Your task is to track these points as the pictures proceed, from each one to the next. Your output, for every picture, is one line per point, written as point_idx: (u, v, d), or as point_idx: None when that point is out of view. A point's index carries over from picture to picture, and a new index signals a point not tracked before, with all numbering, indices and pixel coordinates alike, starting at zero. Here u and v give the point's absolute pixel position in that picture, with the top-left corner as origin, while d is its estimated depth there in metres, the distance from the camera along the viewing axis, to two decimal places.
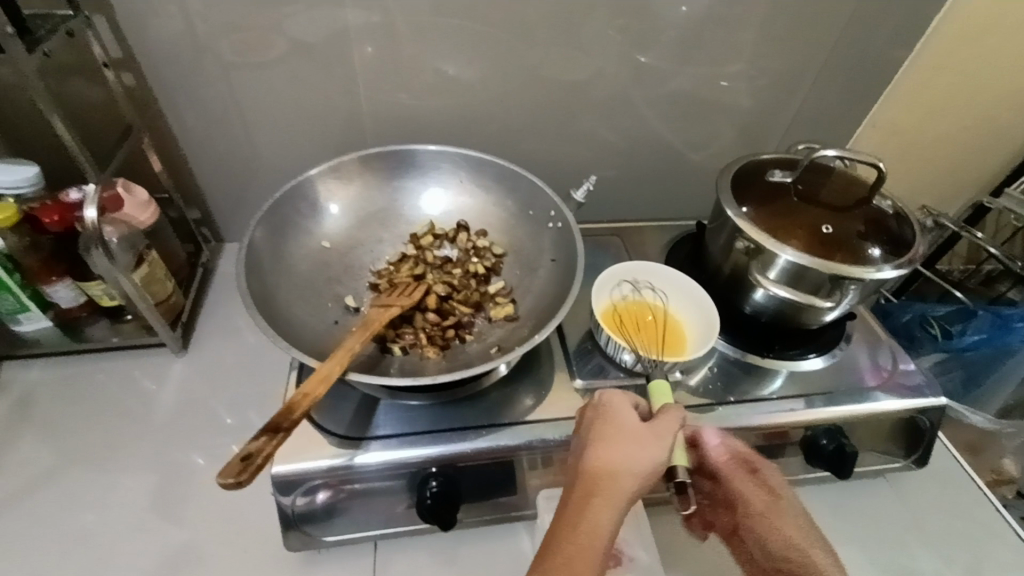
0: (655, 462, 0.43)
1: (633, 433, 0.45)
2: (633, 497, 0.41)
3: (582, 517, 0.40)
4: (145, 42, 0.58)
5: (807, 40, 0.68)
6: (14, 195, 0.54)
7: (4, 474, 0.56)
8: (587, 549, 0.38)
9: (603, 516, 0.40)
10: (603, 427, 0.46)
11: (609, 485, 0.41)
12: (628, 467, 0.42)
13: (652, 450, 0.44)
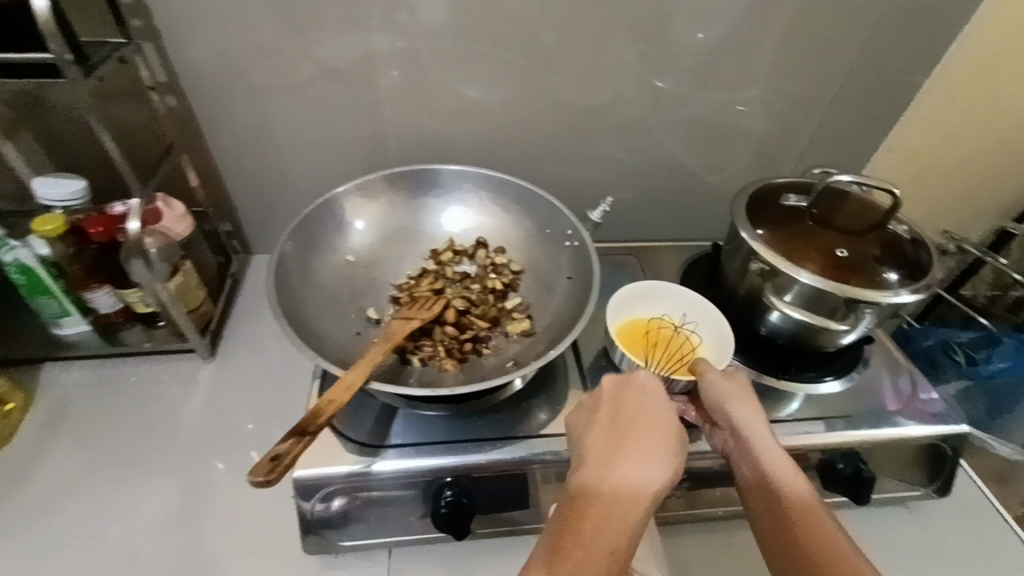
0: (672, 465, 0.42)
1: (648, 427, 0.45)
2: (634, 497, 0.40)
3: (594, 518, 0.39)
4: (191, 66, 0.61)
5: (824, 67, 0.69)
6: (63, 207, 0.57)
7: (40, 472, 0.58)
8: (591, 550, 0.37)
9: (599, 515, 0.39)
10: (617, 417, 0.46)
11: (600, 488, 0.40)
12: (645, 467, 0.42)
13: (636, 453, 0.43)
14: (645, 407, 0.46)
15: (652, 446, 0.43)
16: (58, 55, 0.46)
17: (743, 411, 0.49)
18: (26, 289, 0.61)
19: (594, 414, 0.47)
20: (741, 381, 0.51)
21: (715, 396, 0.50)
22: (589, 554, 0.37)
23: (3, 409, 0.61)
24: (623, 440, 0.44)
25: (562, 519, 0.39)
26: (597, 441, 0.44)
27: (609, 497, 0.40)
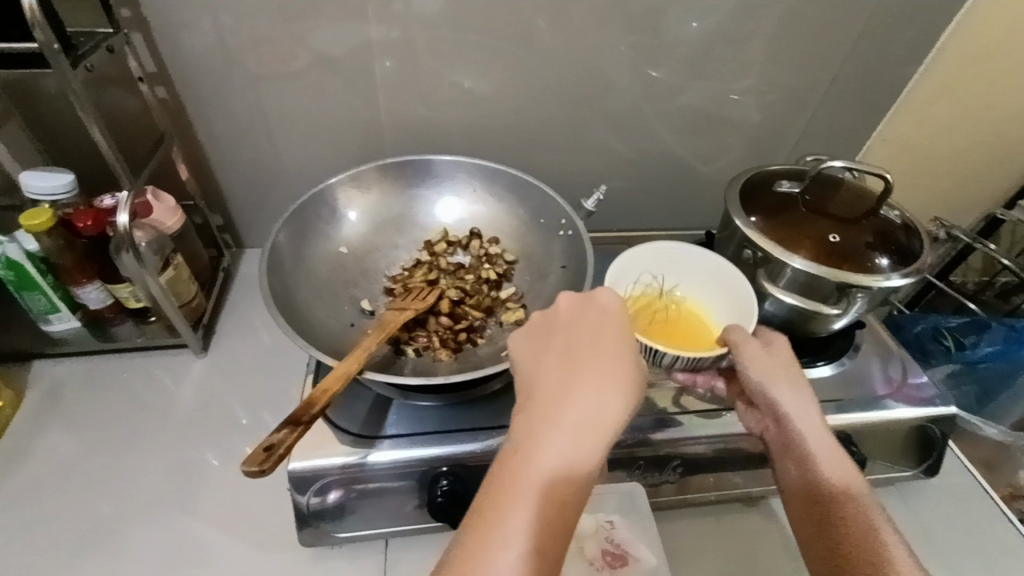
0: (631, 390, 0.38)
1: (606, 351, 0.40)
2: (571, 440, 0.36)
3: (542, 464, 0.35)
4: (179, 56, 0.61)
5: (816, 55, 0.69)
6: (51, 201, 0.57)
7: (32, 466, 0.58)
8: (513, 503, 0.34)
9: (531, 466, 0.35)
10: (572, 342, 0.41)
11: (539, 432, 0.36)
12: (602, 400, 0.37)
13: (590, 388, 0.38)
14: (603, 327, 0.41)
15: (607, 372, 0.39)
16: (43, 44, 0.45)
17: (786, 391, 0.49)
18: (15, 285, 0.60)
19: (548, 340, 0.42)
20: (781, 358, 0.50)
21: (757, 375, 0.49)
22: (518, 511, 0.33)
23: None
24: (576, 369, 0.39)
25: (508, 466, 0.35)
26: (549, 370, 0.40)
27: (560, 437, 0.36)
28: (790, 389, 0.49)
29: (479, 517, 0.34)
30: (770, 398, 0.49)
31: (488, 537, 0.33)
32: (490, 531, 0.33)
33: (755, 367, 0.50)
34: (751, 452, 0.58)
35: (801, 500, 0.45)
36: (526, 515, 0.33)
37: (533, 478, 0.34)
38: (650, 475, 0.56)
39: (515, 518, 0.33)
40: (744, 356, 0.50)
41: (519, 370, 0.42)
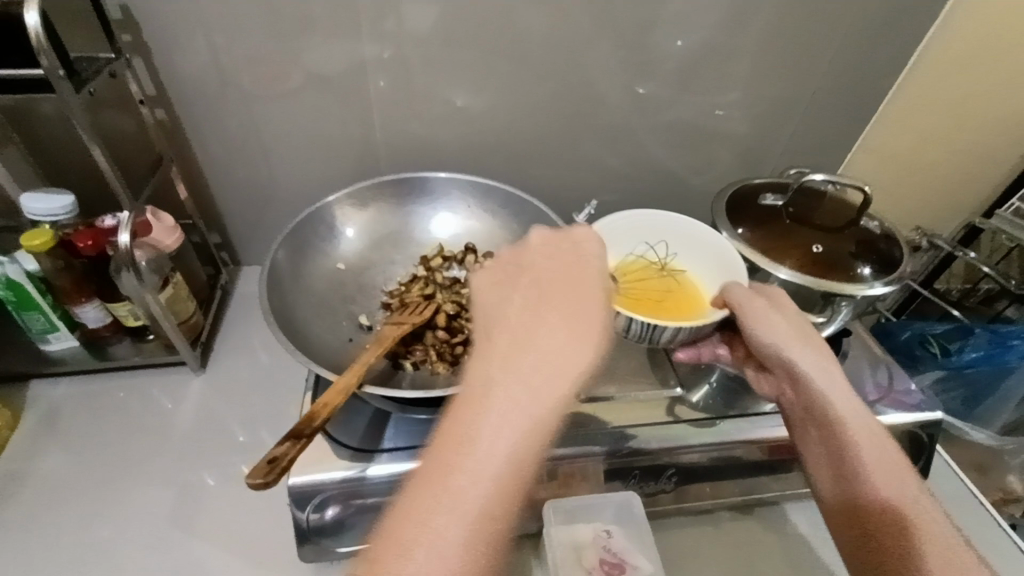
0: (598, 325, 0.40)
1: (575, 290, 0.41)
2: (529, 382, 0.36)
3: (506, 399, 0.35)
4: (180, 78, 0.62)
5: (796, 71, 0.72)
6: (51, 222, 0.58)
7: (27, 489, 0.58)
8: (465, 445, 0.34)
9: (487, 410, 0.35)
10: (541, 277, 0.42)
11: (496, 374, 0.36)
12: (570, 333, 0.39)
13: (554, 333, 0.38)
14: (575, 265, 0.43)
15: (574, 309, 0.40)
16: (49, 70, 0.46)
17: (802, 356, 0.50)
18: (14, 305, 0.61)
19: (513, 283, 0.42)
20: (796, 322, 0.51)
21: (771, 340, 0.50)
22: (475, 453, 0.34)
23: None
24: (544, 305, 0.40)
25: (468, 405, 0.36)
26: (516, 303, 0.41)
27: (520, 377, 0.36)
28: (809, 352, 0.50)
29: (446, 439, 0.34)
30: (789, 361, 0.50)
31: (456, 459, 0.33)
32: (458, 454, 0.34)
33: (764, 328, 0.51)
34: (747, 460, 0.59)
35: (828, 465, 0.48)
36: (496, 440, 0.34)
37: (501, 405, 0.35)
38: (646, 484, 0.57)
39: (483, 439, 0.34)
40: (754, 316, 0.51)
41: (485, 303, 0.42)
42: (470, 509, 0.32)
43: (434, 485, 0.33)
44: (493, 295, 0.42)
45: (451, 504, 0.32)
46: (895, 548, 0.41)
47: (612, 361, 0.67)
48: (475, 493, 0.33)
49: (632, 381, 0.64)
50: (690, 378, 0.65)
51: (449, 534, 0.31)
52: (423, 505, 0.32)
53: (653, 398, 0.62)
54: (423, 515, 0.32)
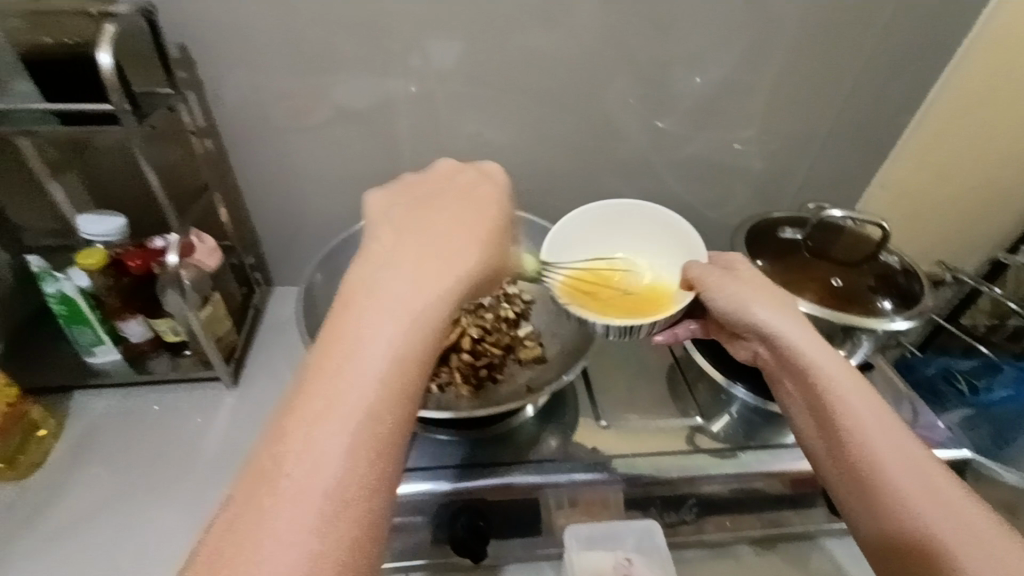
0: (484, 241, 0.41)
1: (468, 211, 0.42)
2: (404, 284, 0.36)
3: (374, 310, 0.34)
4: (228, 113, 0.67)
5: (813, 108, 0.74)
6: (104, 242, 0.62)
7: (66, 503, 0.61)
8: (343, 358, 0.33)
9: (363, 318, 0.34)
10: (433, 200, 0.42)
11: (370, 280, 0.36)
12: (457, 248, 0.39)
13: (441, 245, 0.39)
14: (470, 191, 0.44)
15: (458, 226, 0.41)
16: (118, 106, 0.50)
17: (768, 314, 0.51)
18: (66, 318, 0.65)
19: (407, 202, 0.42)
20: (765, 285, 0.53)
21: (732, 303, 0.52)
22: (359, 363, 0.33)
23: (37, 434, 0.63)
24: (433, 221, 0.40)
25: (342, 316, 0.35)
26: (405, 220, 0.40)
27: (397, 284, 0.36)
28: (782, 314, 0.51)
29: (332, 346, 0.34)
30: (757, 320, 0.51)
31: (343, 361, 0.33)
32: (345, 357, 0.33)
33: (729, 289, 0.53)
34: (765, 494, 0.59)
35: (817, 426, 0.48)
36: (384, 342, 0.33)
37: (384, 310, 0.35)
38: (667, 514, 0.58)
39: (370, 342, 0.33)
40: (727, 280, 0.54)
41: (370, 219, 0.41)
42: (361, 409, 0.32)
43: (323, 389, 0.32)
44: (383, 213, 0.41)
45: (342, 405, 0.32)
46: (899, 497, 0.41)
47: (631, 391, 0.67)
48: (365, 394, 0.32)
49: (652, 410, 0.65)
50: (710, 409, 0.66)
51: (342, 434, 0.31)
52: (314, 408, 0.32)
53: (671, 426, 0.63)
54: (315, 417, 0.31)
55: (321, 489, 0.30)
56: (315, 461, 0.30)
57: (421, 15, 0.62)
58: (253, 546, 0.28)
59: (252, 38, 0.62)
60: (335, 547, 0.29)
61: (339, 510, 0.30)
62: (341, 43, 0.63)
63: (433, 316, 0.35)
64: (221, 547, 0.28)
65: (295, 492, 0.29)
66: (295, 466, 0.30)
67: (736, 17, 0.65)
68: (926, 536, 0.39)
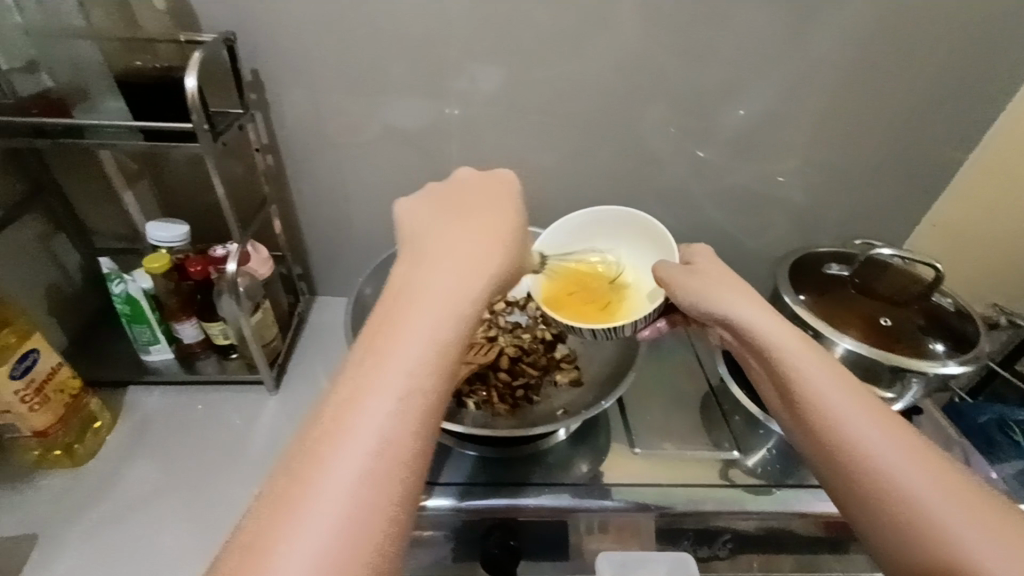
0: (511, 238, 0.44)
1: (494, 211, 0.46)
2: (452, 272, 0.40)
3: (418, 302, 0.37)
4: (288, 131, 0.71)
5: (859, 143, 0.73)
6: (169, 247, 0.65)
7: (114, 491, 0.63)
8: (389, 344, 0.35)
9: (412, 306, 0.37)
10: (460, 202, 0.47)
11: (419, 275, 0.40)
12: (484, 241, 0.43)
13: (477, 240, 0.43)
14: (495, 194, 0.48)
15: (486, 223, 0.44)
16: (197, 126, 0.54)
17: (731, 304, 0.50)
18: (128, 318, 0.69)
19: (439, 206, 0.47)
20: (723, 276, 0.53)
21: (691, 294, 0.52)
22: (399, 348, 0.35)
23: (94, 426, 0.67)
24: (462, 220, 0.45)
25: (388, 309, 0.38)
26: (438, 221, 0.45)
27: (443, 274, 0.39)
28: (745, 304, 0.50)
29: (375, 331, 0.37)
30: (719, 311, 0.50)
31: (384, 342, 0.36)
32: (385, 339, 0.36)
33: (697, 286, 0.52)
34: (799, 534, 0.57)
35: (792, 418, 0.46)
36: (420, 323, 0.36)
37: (423, 296, 0.38)
38: (701, 549, 0.57)
39: (408, 324, 0.36)
40: (699, 279, 0.53)
41: (408, 226, 0.45)
42: (400, 384, 0.34)
43: (364, 368, 0.34)
44: (416, 216, 0.46)
45: (385, 384, 0.34)
46: (910, 501, 0.38)
47: (666, 419, 0.67)
48: (403, 370, 0.34)
49: (688, 438, 0.64)
50: (747, 441, 0.65)
51: (382, 408, 0.33)
52: (354, 386, 0.34)
53: (705, 459, 0.61)
54: (355, 393, 0.34)
55: (362, 457, 0.32)
56: (356, 433, 0.32)
57: (474, 45, 0.65)
58: (298, 512, 0.30)
59: (316, 63, 0.65)
60: (372, 511, 0.31)
61: (379, 478, 0.32)
62: (397, 70, 0.66)
63: (466, 301, 0.38)
64: (271, 512, 0.30)
65: (338, 462, 0.31)
66: (339, 437, 0.32)
67: (784, 53, 0.66)
68: (918, 526, 0.37)
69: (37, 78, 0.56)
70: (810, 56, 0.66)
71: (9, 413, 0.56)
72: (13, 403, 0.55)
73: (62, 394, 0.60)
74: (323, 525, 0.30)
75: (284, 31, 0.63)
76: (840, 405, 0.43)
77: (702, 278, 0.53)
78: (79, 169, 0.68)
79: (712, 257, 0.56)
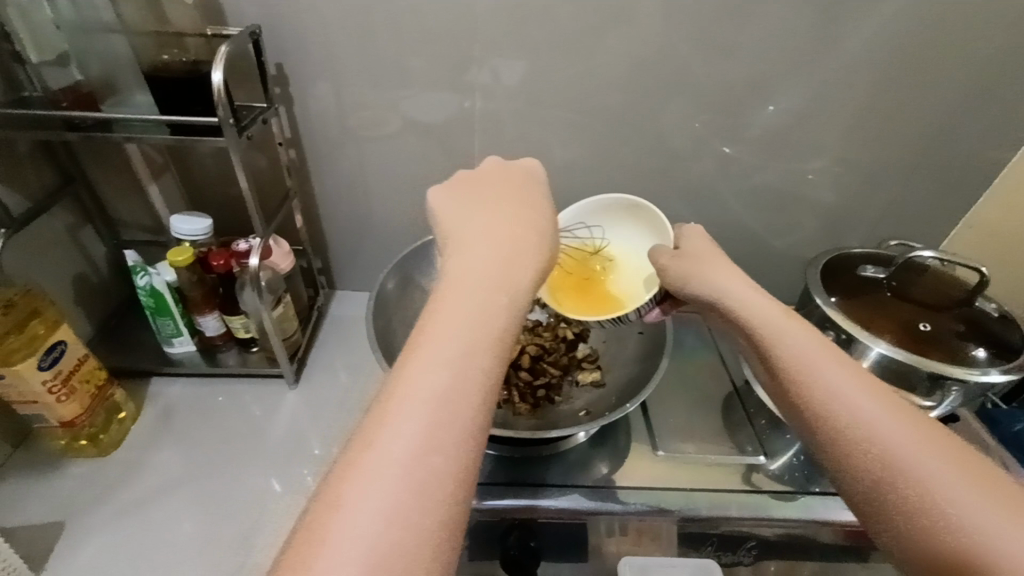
0: (546, 224, 0.46)
1: (526, 200, 0.48)
2: (495, 258, 0.41)
3: (469, 285, 0.38)
4: (311, 126, 0.71)
5: (895, 141, 0.70)
6: (192, 240, 0.66)
7: (138, 477, 0.64)
8: (446, 321, 0.36)
9: (462, 290, 0.38)
10: (493, 192, 0.49)
11: (464, 262, 0.41)
12: (522, 226, 0.45)
13: (516, 229, 0.44)
14: (525, 184, 0.50)
15: (521, 212, 0.46)
16: (222, 119, 0.54)
17: (716, 278, 0.52)
18: (152, 311, 0.69)
19: (474, 197, 0.48)
20: (711, 254, 0.55)
21: (681, 272, 0.55)
22: (456, 323, 0.36)
23: (118, 416, 0.68)
24: (498, 208, 0.47)
25: (442, 293, 0.38)
26: (474, 209, 0.47)
27: (487, 260, 0.41)
28: (730, 278, 0.52)
29: (428, 309, 0.37)
30: (704, 285, 0.52)
31: (438, 318, 0.36)
32: (440, 315, 0.36)
33: (688, 270, 0.54)
34: (819, 543, 0.56)
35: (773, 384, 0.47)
36: (471, 300, 0.37)
37: (472, 276, 0.39)
38: (723, 555, 0.56)
39: (461, 302, 0.37)
40: (692, 263, 0.55)
41: (444, 216, 0.47)
42: (457, 356, 0.34)
43: (420, 343, 0.35)
44: (452, 205, 0.48)
45: (445, 358, 0.34)
46: (880, 451, 0.38)
47: (688, 421, 0.66)
48: (459, 343, 0.35)
49: (709, 444, 0.63)
50: (772, 445, 0.63)
51: (440, 380, 0.33)
52: (413, 359, 0.34)
53: (726, 462, 0.60)
54: (413, 366, 0.34)
55: (422, 426, 0.32)
56: (418, 403, 0.32)
57: (499, 40, 0.64)
58: (365, 481, 0.30)
59: (340, 58, 0.65)
60: (436, 478, 0.31)
61: (440, 448, 0.32)
62: (421, 65, 0.66)
63: (517, 284, 0.39)
64: (340, 484, 0.30)
65: (401, 430, 0.31)
66: (401, 407, 0.32)
67: (820, 48, 0.64)
68: (893, 480, 0.37)
69: (67, 71, 0.56)
70: (848, 50, 0.64)
71: (37, 402, 0.57)
72: (41, 393, 0.56)
73: (87, 385, 0.61)
74: (390, 492, 0.30)
75: (308, 25, 0.63)
76: (840, 381, 0.42)
77: (694, 262, 0.55)
78: (105, 162, 0.69)
79: (704, 235, 0.58)
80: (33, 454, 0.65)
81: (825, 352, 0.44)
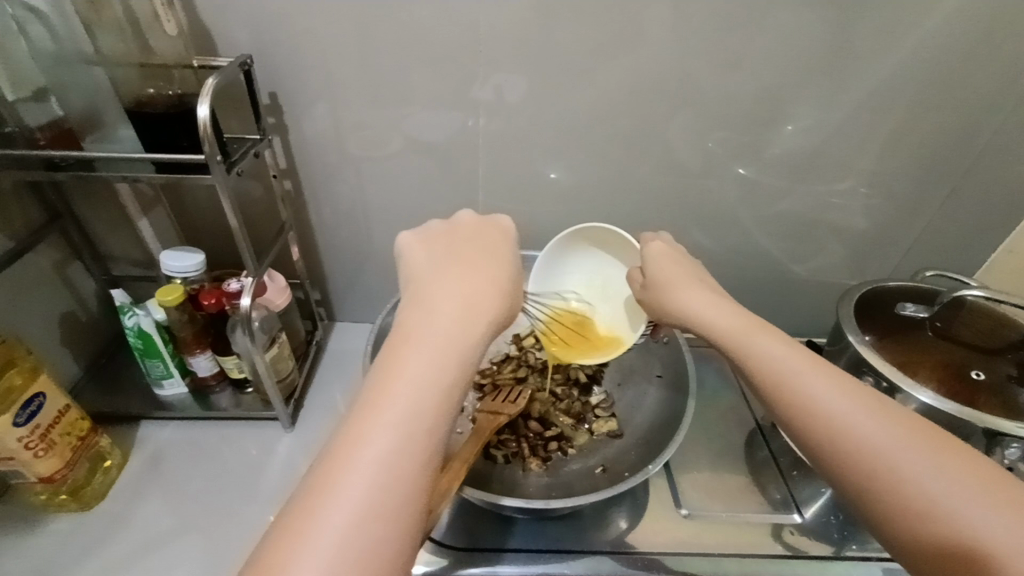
0: (509, 279, 0.45)
1: (489, 251, 0.47)
2: (442, 312, 0.40)
3: (417, 343, 0.37)
4: (306, 152, 0.67)
5: (930, 158, 0.66)
6: (182, 278, 0.62)
7: (126, 531, 0.60)
8: (386, 383, 0.35)
9: (406, 352, 0.37)
10: (462, 241, 0.48)
11: (412, 316, 0.40)
12: (481, 278, 0.43)
13: (471, 282, 0.43)
14: (493, 234, 0.49)
15: (477, 260, 0.45)
16: (209, 156, 0.51)
17: (689, 294, 0.50)
18: (140, 352, 0.66)
19: (435, 240, 0.49)
20: (683, 270, 0.53)
21: (656, 294, 0.53)
22: (396, 384, 0.35)
23: (103, 464, 0.64)
24: (458, 259, 0.46)
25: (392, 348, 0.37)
26: (434, 259, 0.46)
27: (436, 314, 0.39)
28: (697, 292, 0.50)
29: (383, 364, 0.37)
30: (676, 304, 0.51)
31: (387, 382, 0.35)
32: (391, 373, 0.36)
33: (654, 297, 0.54)
34: None
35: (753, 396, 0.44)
36: (423, 360, 0.36)
37: (420, 336, 0.38)
38: None
39: (412, 361, 0.36)
40: (655, 288, 0.54)
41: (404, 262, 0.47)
42: (407, 417, 0.34)
43: (371, 403, 0.34)
44: (418, 252, 0.47)
45: (388, 422, 0.33)
46: (873, 470, 0.35)
47: (711, 469, 0.61)
48: (411, 402, 0.34)
49: (739, 497, 0.58)
50: (803, 493, 0.59)
51: (385, 447, 0.32)
52: (356, 423, 0.33)
53: (756, 521, 0.56)
54: (362, 426, 0.33)
55: (368, 484, 0.31)
56: (361, 465, 0.32)
57: (503, 57, 0.61)
58: (303, 543, 0.29)
59: (337, 81, 0.62)
60: (380, 541, 0.30)
61: (385, 509, 0.31)
62: (422, 84, 0.62)
63: (468, 345, 0.38)
64: (277, 552, 0.29)
65: (349, 488, 0.31)
66: (346, 468, 0.31)
67: (842, 62, 0.60)
68: (892, 501, 0.34)
69: (47, 106, 0.52)
70: (875, 66, 0.60)
71: (13, 459, 0.53)
72: (17, 449, 0.53)
73: (68, 437, 0.57)
74: (327, 560, 0.29)
75: (300, 47, 0.60)
76: (827, 390, 0.39)
77: (659, 285, 0.53)
78: (93, 196, 0.66)
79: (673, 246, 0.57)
80: (16, 507, 0.61)
81: (800, 358, 0.41)
